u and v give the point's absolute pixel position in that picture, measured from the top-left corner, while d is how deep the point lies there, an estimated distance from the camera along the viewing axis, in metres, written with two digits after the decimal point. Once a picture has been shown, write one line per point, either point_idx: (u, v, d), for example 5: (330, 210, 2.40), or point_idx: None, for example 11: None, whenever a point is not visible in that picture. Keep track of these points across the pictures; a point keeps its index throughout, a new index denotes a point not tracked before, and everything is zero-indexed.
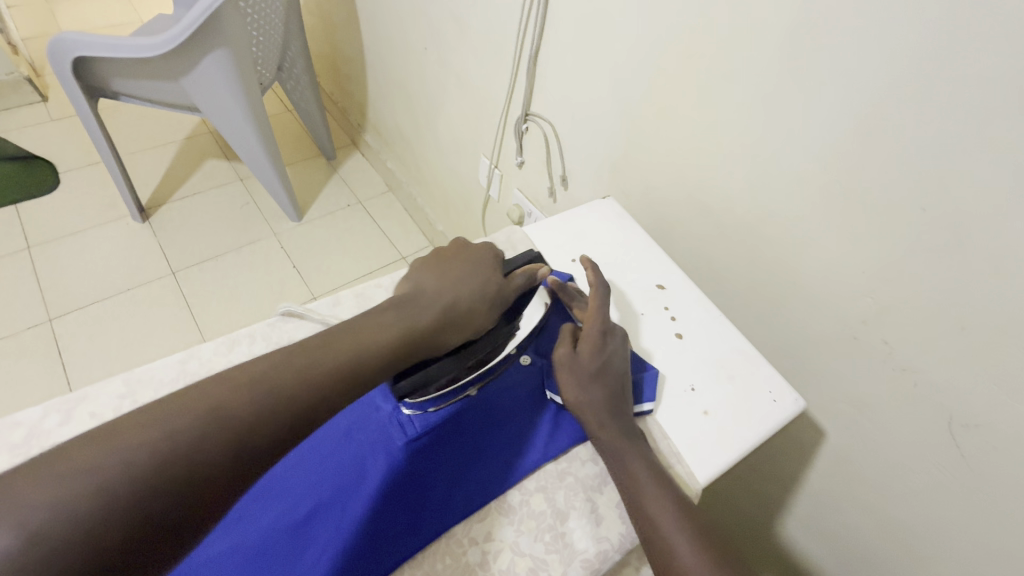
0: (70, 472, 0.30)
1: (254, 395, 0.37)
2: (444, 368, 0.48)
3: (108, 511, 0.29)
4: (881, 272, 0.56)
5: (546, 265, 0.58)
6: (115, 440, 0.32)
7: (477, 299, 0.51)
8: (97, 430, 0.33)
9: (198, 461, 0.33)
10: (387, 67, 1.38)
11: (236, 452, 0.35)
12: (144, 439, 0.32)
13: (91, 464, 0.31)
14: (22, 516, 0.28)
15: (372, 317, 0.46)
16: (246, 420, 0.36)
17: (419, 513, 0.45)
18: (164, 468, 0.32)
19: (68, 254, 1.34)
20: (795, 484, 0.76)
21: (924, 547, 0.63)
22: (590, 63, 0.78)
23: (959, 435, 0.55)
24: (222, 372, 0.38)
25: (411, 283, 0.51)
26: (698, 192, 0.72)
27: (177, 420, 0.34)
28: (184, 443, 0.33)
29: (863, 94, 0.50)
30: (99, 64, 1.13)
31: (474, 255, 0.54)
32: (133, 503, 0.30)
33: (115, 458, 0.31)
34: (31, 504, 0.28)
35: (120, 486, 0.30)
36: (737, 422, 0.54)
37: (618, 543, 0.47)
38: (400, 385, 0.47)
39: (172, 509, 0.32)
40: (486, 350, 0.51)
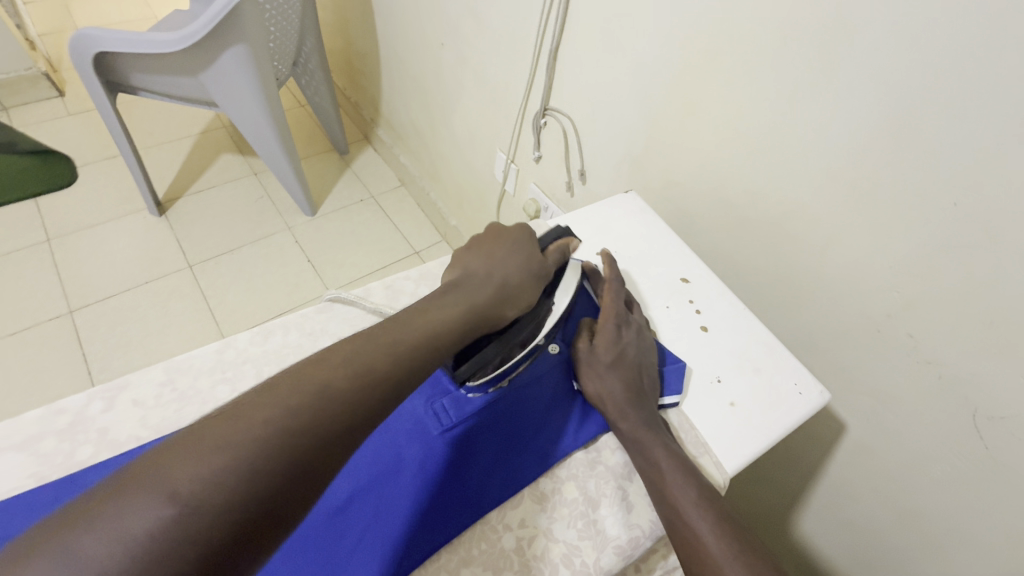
0: (208, 449, 0.31)
1: (349, 375, 0.38)
2: (497, 350, 0.49)
3: (244, 485, 0.30)
4: (905, 266, 0.56)
5: (574, 240, 0.60)
6: (243, 419, 0.33)
7: (525, 275, 0.52)
8: (225, 411, 0.34)
9: (318, 436, 0.34)
10: (401, 61, 1.38)
11: (344, 428, 0.36)
12: (268, 417, 0.33)
13: (222, 441, 0.32)
14: (172, 490, 0.29)
15: (432, 301, 0.47)
16: (342, 397, 0.36)
17: (454, 499, 0.46)
18: (288, 444, 0.33)
19: (87, 247, 1.36)
20: (812, 475, 0.77)
21: (944, 537, 0.63)
22: (612, 58, 0.78)
23: (982, 426, 0.55)
24: (314, 356, 0.39)
25: (458, 270, 0.53)
26: (719, 186, 0.73)
27: (291, 398, 0.35)
28: (301, 420, 0.34)
29: (892, 88, 0.51)
30: (120, 60, 1.14)
31: (511, 235, 0.56)
32: (264, 477, 0.31)
33: (245, 435, 0.32)
34: (177, 480, 0.29)
35: (252, 462, 0.31)
36: (763, 413, 0.55)
37: (649, 530, 0.47)
38: (461, 371, 0.48)
39: (295, 483, 0.33)
40: (533, 326, 0.52)
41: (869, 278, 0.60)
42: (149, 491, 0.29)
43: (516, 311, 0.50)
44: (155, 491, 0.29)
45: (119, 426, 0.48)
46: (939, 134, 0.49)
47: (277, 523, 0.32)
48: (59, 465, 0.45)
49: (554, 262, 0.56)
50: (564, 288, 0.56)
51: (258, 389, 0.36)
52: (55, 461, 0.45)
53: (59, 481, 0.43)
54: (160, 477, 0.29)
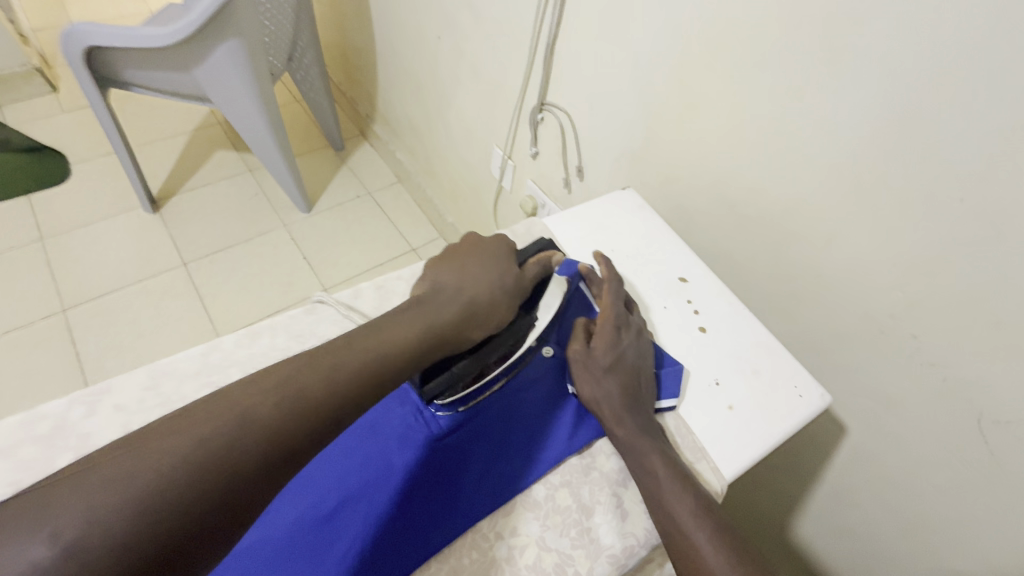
0: (99, 484, 0.30)
1: (282, 399, 0.37)
2: (469, 367, 0.48)
3: (138, 524, 0.29)
4: (910, 266, 0.55)
5: (558, 253, 0.57)
6: (148, 450, 0.32)
7: (494, 294, 0.50)
8: (131, 438, 0.33)
9: (231, 471, 0.33)
10: (398, 56, 1.37)
11: (264, 462, 0.35)
12: (176, 448, 0.33)
13: (119, 475, 0.31)
14: (57, 528, 0.28)
15: (392, 317, 0.45)
16: (265, 425, 0.35)
17: (445, 508, 0.45)
18: (194, 480, 0.32)
19: (80, 245, 1.34)
20: (812, 478, 0.75)
21: (946, 543, 0.62)
22: (610, 51, 0.77)
23: (987, 432, 0.54)
24: (246, 376, 0.38)
25: (428, 282, 0.51)
26: (719, 184, 0.71)
27: (206, 425, 0.34)
28: (212, 453, 0.33)
29: (899, 82, 0.49)
30: (112, 55, 1.13)
31: (488, 249, 0.54)
32: (164, 515, 0.30)
33: (148, 469, 0.31)
34: (66, 517, 0.29)
35: (151, 499, 0.30)
36: (763, 417, 0.54)
37: (644, 538, 0.46)
38: (427, 389, 0.47)
39: (201, 520, 0.32)
40: (508, 345, 0.51)
41: (872, 277, 0.58)
42: (33, 529, 0.28)
43: (484, 331, 0.49)
44: (38, 529, 0.28)
45: (101, 432, 0.47)
46: (946, 130, 0.48)
47: (177, 565, 0.31)
48: (38, 472, 0.44)
49: (532, 278, 0.54)
50: (545, 305, 0.54)
51: (173, 414, 0.35)
52: (35, 468, 0.44)
53: None
54: (47, 513, 0.29)
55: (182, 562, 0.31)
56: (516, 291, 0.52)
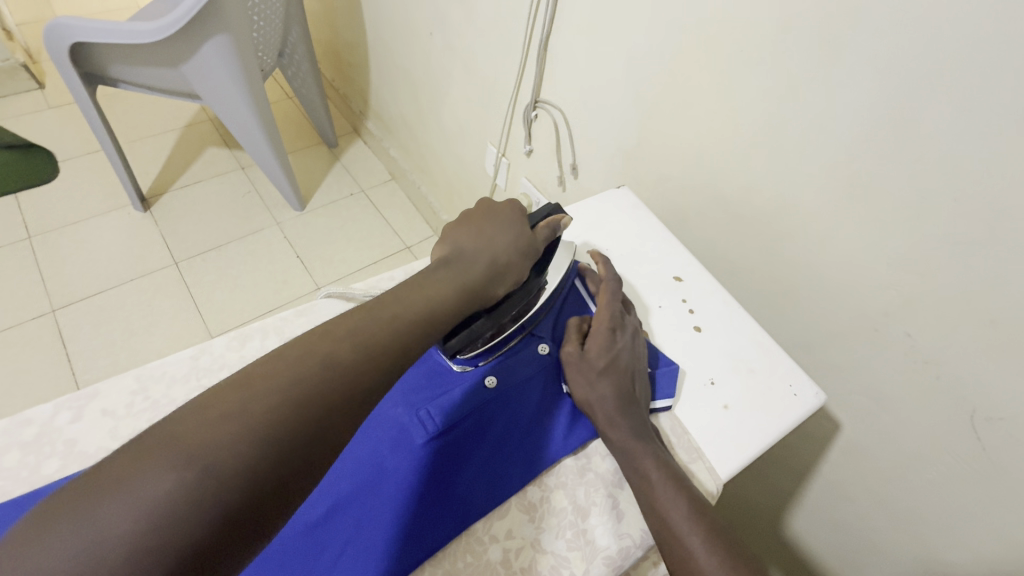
0: (220, 419, 0.31)
1: (354, 347, 0.38)
2: (488, 325, 0.50)
3: (258, 452, 0.31)
4: (903, 264, 0.55)
5: (567, 217, 0.58)
6: (254, 388, 0.33)
7: (515, 254, 0.51)
8: (233, 379, 0.34)
9: (327, 406, 0.34)
10: (391, 52, 1.35)
11: (352, 394, 0.36)
12: (279, 386, 0.34)
13: (233, 410, 0.32)
14: (190, 454, 0.29)
15: (425, 276, 0.46)
16: (350, 365, 0.37)
17: (439, 509, 0.45)
18: (299, 412, 0.33)
19: (69, 244, 1.32)
20: (806, 476, 0.76)
21: (939, 539, 0.63)
22: (604, 49, 0.76)
23: (980, 428, 0.54)
24: (319, 329, 0.38)
25: (448, 245, 0.51)
26: (713, 181, 0.71)
27: (301, 366, 0.35)
28: (309, 391, 0.34)
29: (896, 79, 0.49)
30: (98, 51, 1.11)
31: (502, 211, 0.54)
32: (276, 443, 0.32)
33: (256, 405, 0.32)
34: (193, 445, 0.30)
35: (265, 429, 0.32)
36: (758, 417, 0.54)
37: (640, 539, 0.46)
38: (450, 345, 0.49)
39: (310, 449, 0.33)
40: (523, 304, 0.52)
41: (866, 275, 0.58)
42: (165, 457, 0.29)
43: (506, 290, 0.50)
44: (171, 456, 0.29)
45: (88, 437, 0.46)
46: (942, 126, 0.47)
47: (293, 490, 0.32)
48: (24, 480, 0.43)
49: (544, 241, 0.55)
50: (554, 268, 0.56)
51: (261, 360, 0.36)
52: (20, 475, 0.43)
53: (21, 497, 0.41)
54: (175, 442, 0.30)
55: (297, 487, 0.32)
56: (533, 254, 0.53)
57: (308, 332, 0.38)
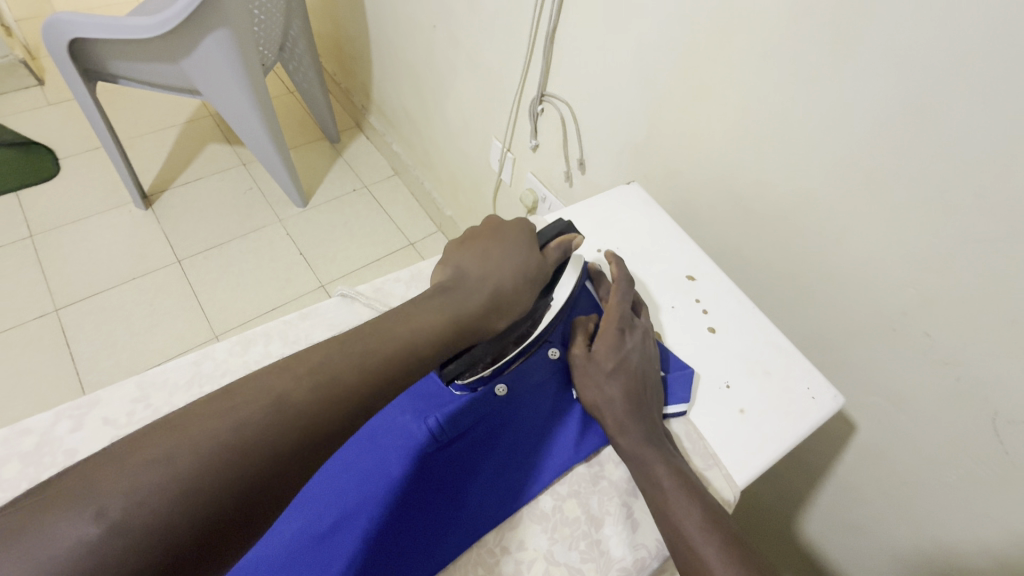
0: (141, 466, 0.29)
1: (313, 388, 0.36)
2: (489, 349, 0.47)
3: (182, 506, 0.29)
4: (925, 264, 0.53)
5: (577, 236, 0.56)
6: (187, 431, 0.31)
7: (520, 281, 0.49)
8: (168, 418, 0.32)
9: (266, 457, 0.32)
10: (393, 46, 1.33)
11: (298, 445, 0.34)
12: (217, 431, 0.32)
13: (160, 456, 0.30)
14: (100, 507, 0.27)
15: (420, 301, 0.45)
16: (304, 410, 0.35)
17: (446, 522, 0.43)
18: (232, 460, 0.31)
19: (71, 242, 1.31)
20: (820, 477, 0.74)
21: (956, 542, 0.61)
22: (612, 41, 0.74)
23: (1002, 431, 0.52)
24: (277, 362, 0.37)
25: (451, 267, 0.50)
26: (726, 176, 0.69)
27: (247, 410, 0.33)
28: (250, 437, 0.32)
29: (919, 70, 0.46)
30: (96, 46, 1.09)
31: (510, 233, 0.53)
32: (204, 494, 0.29)
33: (185, 451, 0.30)
34: (105, 496, 0.28)
35: (192, 481, 0.29)
36: (775, 423, 0.52)
37: (655, 549, 0.45)
38: (447, 370, 0.45)
39: (240, 507, 0.31)
40: (526, 326, 0.50)
41: (886, 274, 0.57)
42: (72, 509, 0.27)
43: (509, 319, 0.48)
44: (79, 509, 0.27)
45: (88, 446, 0.45)
46: (967, 118, 0.45)
47: (219, 547, 0.30)
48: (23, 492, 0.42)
49: (555, 262, 0.53)
50: (564, 281, 0.53)
51: (206, 397, 0.34)
52: (19, 486, 0.42)
53: None
54: (85, 493, 0.28)
55: (224, 543, 0.30)
56: (541, 278, 0.51)
57: (268, 365, 0.37)
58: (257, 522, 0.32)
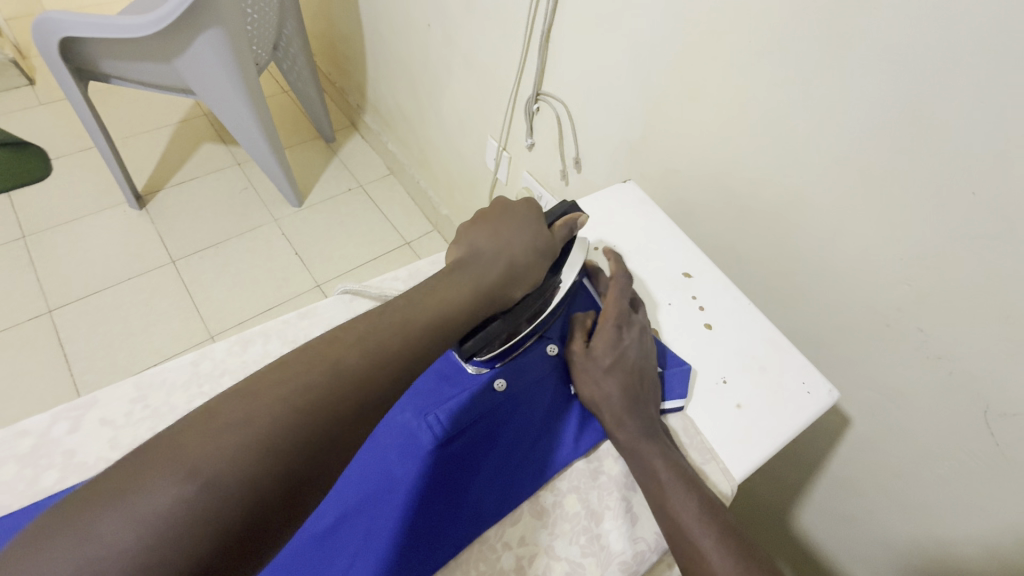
0: (222, 430, 0.30)
1: (364, 351, 0.37)
2: (505, 326, 0.47)
3: (263, 463, 0.30)
4: (917, 260, 0.54)
5: (584, 216, 0.57)
6: (258, 397, 0.32)
7: (533, 255, 0.50)
8: (238, 386, 0.33)
9: (333, 417, 0.34)
10: (388, 45, 1.33)
11: (359, 406, 0.35)
12: (285, 395, 0.33)
13: (239, 419, 0.31)
14: (192, 468, 0.29)
15: (437, 281, 0.45)
16: (358, 372, 0.36)
17: (449, 517, 0.44)
18: (305, 422, 0.32)
19: (64, 243, 1.31)
20: (815, 471, 0.75)
21: (949, 534, 0.62)
22: (608, 40, 0.74)
23: (994, 424, 0.53)
24: (324, 335, 0.38)
25: (464, 247, 0.50)
26: (720, 175, 0.69)
27: (308, 376, 0.34)
28: (315, 398, 0.33)
29: (912, 69, 0.47)
30: (88, 46, 1.08)
31: (519, 210, 0.53)
32: (282, 452, 0.31)
33: (261, 414, 0.32)
34: (195, 457, 0.29)
35: (270, 440, 0.31)
36: (771, 418, 0.52)
37: (653, 543, 0.45)
38: (466, 348, 0.46)
39: (315, 463, 0.32)
40: (538, 304, 0.50)
41: (879, 271, 0.57)
42: (167, 470, 0.28)
43: (524, 290, 0.48)
44: (173, 468, 0.28)
45: (87, 448, 0.45)
46: (959, 116, 0.46)
47: (299, 499, 0.32)
48: (22, 493, 0.42)
49: (563, 240, 0.53)
50: (569, 266, 0.54)
51: (269, 365, 0.35)
52: (17, 488, 0.42)
53: (19, 511, 0.40)
54: (176, 455, 0.29)
55: (302, 498, 0.32)
56: (551, 254, 0.52)
57: (316, 338, 0.37)
58: (329, 477, 0.33)
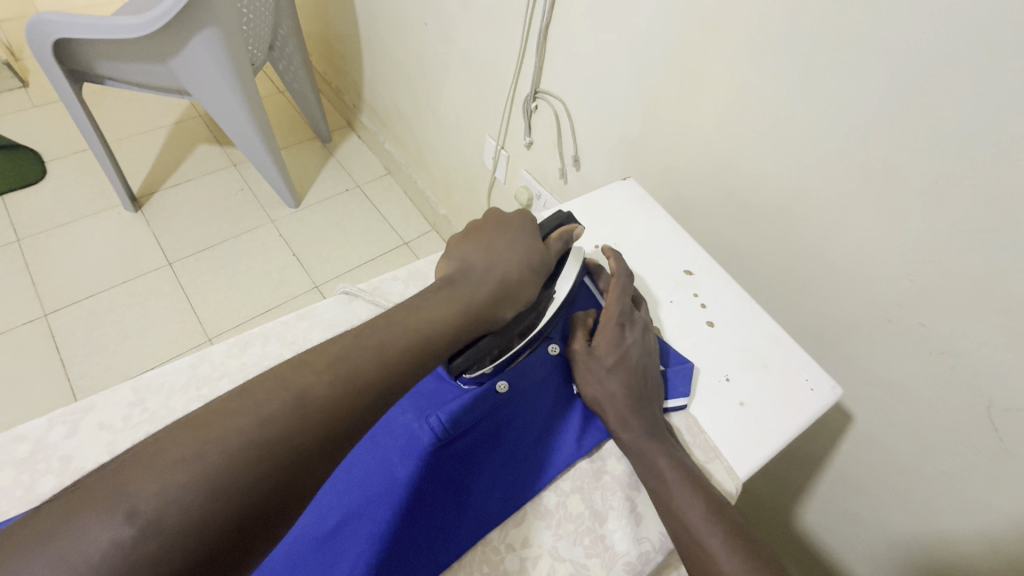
0: (170, 465, 0.29)
1: (333, 380, 0.36)
2: (496, 341, 0.46)
3: (212, 502, 0.29)
4: (919, 254, 0.53)
5: (578, 228, 0.56)
6: (210, 430, 0.31)
7: (526, 269, 0.49)
8: (191, 417, 0.32)
9: (290, 453, 0.32)
10: (384, 44, 1.32)
11: (322, 439, 0.34)
12: (241, 428, 0.32)
13: (188, 456, 0.30)
14: (131, 508, 0.27)
15: (425, 296, 0.44)
16: (326, 403, 0.34)
17: (452, 519, 0.43)
18: (259, 461, 0.31)
19: (60, 246, 1.30)
20: (817, 468, 0.75)
21: (952, 530, 0.62)
22: (606, 37, 0.74)
23: (997, 419, 0.53)
24: (294, 359, 0.37)
25: (455, 261, 0.50)
26: (721, 171, 0.69)
27: (270, 406, 0.33)
28: (275, 430, 0.32)
29: (913, 62, 0.47)
30: (82, 46, 1.07)
31: (511, 224, 0.52)
32: (233, 490, 0.30)
33: (212, 448, 0.30)
34: (137, 496, 0.28)
35: (220, 478, 0.29)
36: (775, 417, 0.52)
37: (658, 543, 0.45)
38: (456, 364, 0.44)
39: (269, 503, 0.31)
40: (531, 318, 0.49)
41: (882, 266, 0.57)
42: (105, 510, 0.27)
43: (514, 309, 0.47)
44: (112, 509, 0.27)
45: (84, 453, 0.44)
46: (962, 110, 0.45)
47: (252, 540, 0.30)
48: (19, 499, 0.42)
49: (557, 253, 0.53)
50: (564, 277, 0.52)
51: (229, 394, 0.34)
52: (14, 494, 0.42)
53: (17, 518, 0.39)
54: (116, 493, 0.28)
55: (255, 540, 0.30)
56: (546, 266, 0.51)
57: (286, 360, 0.37)
58: (285, 517, 0.32)
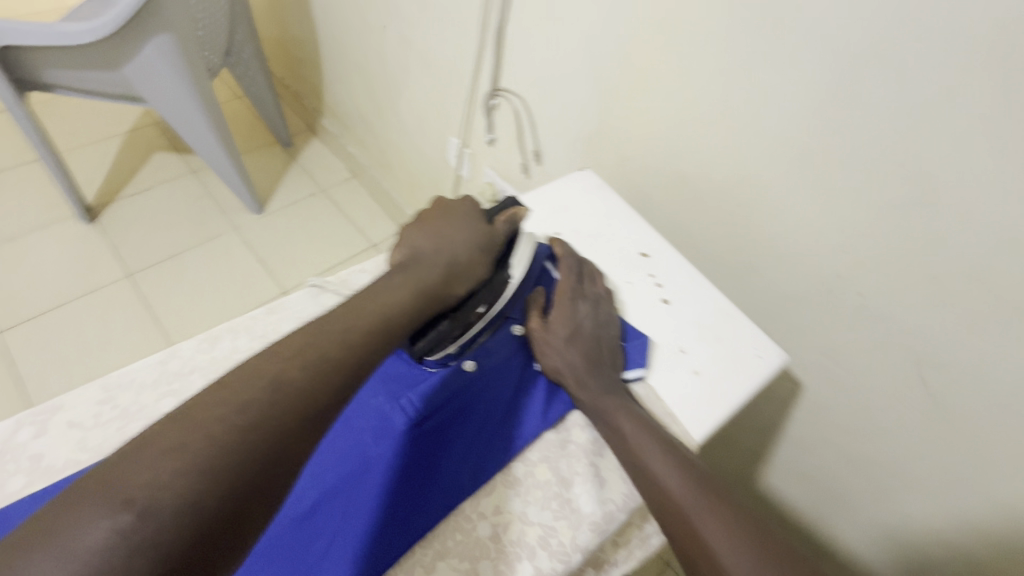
0: (159, 456, 0.30)
1: (305, 363, 0.37)
2: (453, 325, 0.50)
3: (203, 485, 0.30)
4: (850, 227, 0.58)
5: (522, 209, 0.58)
6: (195, 420, 0.32)
7: (474, 251, 0.51)
8: (175, 412, 0.33)
9: (274, 435, 0.34)
10: (344, 47, 1.32)
11: (299, 421, 0.35)
12: (223, 416, 0.33)
13: (171, 446, 0.31)
14: (127, 497, 0.29)
15: (381, 282, 0.47)
16: (303, 386, 0.36)
17: (424, 494, 0.45)
18: (244, 444, 0.32)
19: (10, 261, 1.25)
20: (773, 436, 0.80)
21: (893, 482, 0.67)
22: (560, 35, 0.77)
23: (925, 376, 0.58)
24: (271, 347, 0.38)
25: (407, 249, 0.51)
26: (672, 160, 0.73)
27: (248, 391, 0.35)
28: (254, 416, 0.34)
29: (837, 52, 0.51)
30: (29, 53, 1.04)
31: (457, 211, 0.54)
32: (225, 473, 0.31)
33: (197, 437, 0.32)
34: (132, 487, 0.29)
35: (208, 462, 0.31)
36: (726, 382, 0.56)
37: (621, 502, 0.48)
38: (417, 347, 0.49)
39: (258, 484, 0.32)
40: (486, 300, 0.52)
41: (818, 241, 0.62)
42: (102, 502, 0.28)
43: (467, 288, 0.50)
44: (109, 500, 0.28)
45: (55, 451, 0.44)
46: (879, 95, 0.51)
47: (242, 522, 0.31)
48: None
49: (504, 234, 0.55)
50: (517, 260, 0.56)
51: (208, 388, 0.35)
52: None
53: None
54: (110, 487, 0.29)
55: (250, 518, 0.32)
56: (494, 249, 0.53)
57: (263, 350, 0.38)
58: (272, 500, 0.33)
